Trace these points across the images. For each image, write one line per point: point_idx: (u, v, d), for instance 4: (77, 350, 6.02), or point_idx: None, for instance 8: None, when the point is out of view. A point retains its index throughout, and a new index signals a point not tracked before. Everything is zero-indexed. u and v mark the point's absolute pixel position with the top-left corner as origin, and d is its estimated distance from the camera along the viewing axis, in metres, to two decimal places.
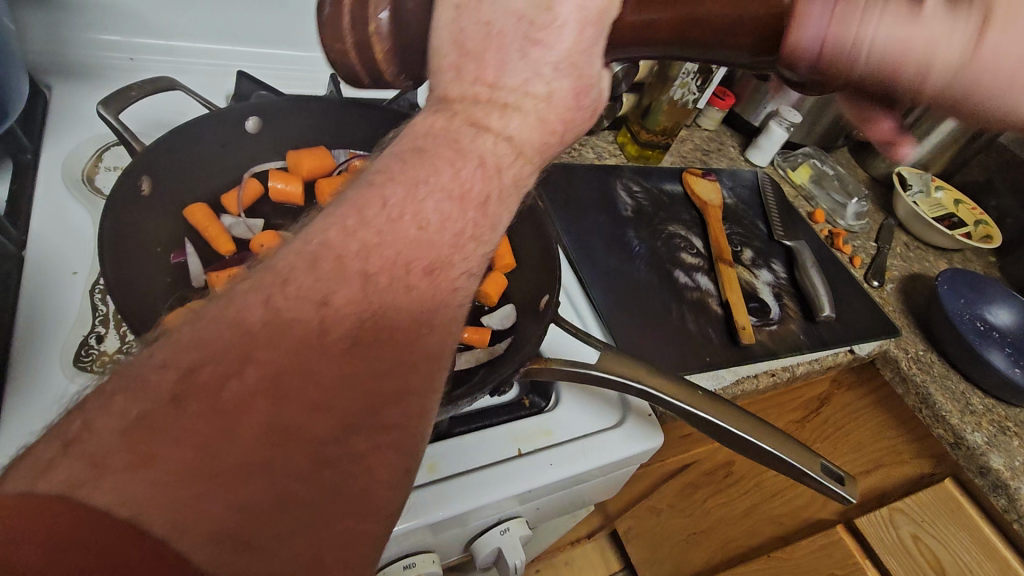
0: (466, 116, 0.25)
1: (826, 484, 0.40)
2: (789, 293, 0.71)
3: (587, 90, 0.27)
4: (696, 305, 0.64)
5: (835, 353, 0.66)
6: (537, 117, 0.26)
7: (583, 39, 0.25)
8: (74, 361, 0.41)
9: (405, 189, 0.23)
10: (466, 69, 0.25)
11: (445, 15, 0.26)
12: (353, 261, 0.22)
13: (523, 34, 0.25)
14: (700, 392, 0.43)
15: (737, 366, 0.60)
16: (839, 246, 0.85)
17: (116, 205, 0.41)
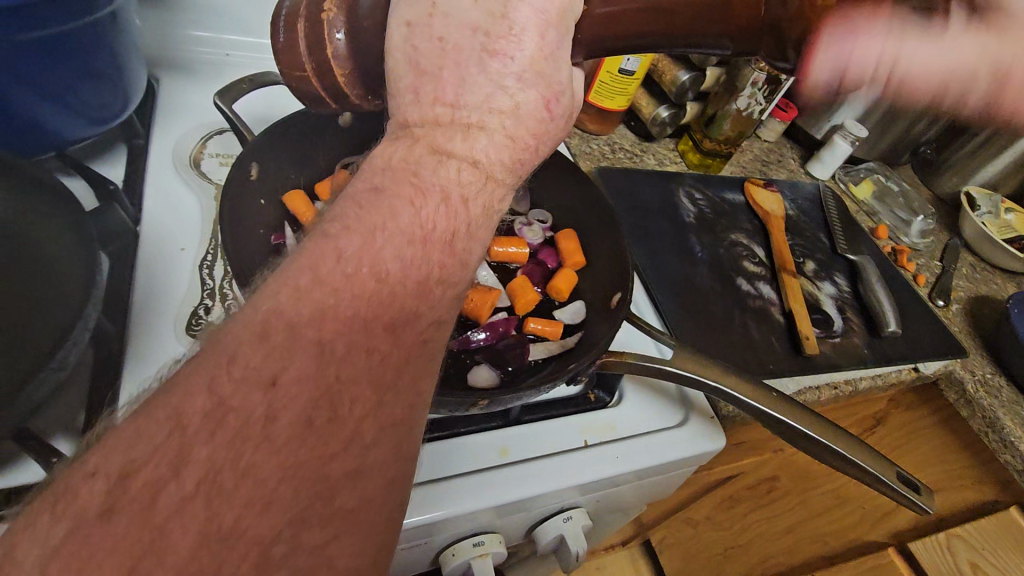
0: (427, 140, 0.27)
1: (901, 493, 0.41)
2: (852, 305, 0.70)
3: (555, 96, 0.29)
4: (759, 313, 0.64)
5: (899, 370, 0.66)
6: (503, 134, 0.28)
7: (544, 44, 0.28)
8: (186, 328, 0.45)
9: (361, 240, 0.25)
10: (422, 90, 0.28)
11: (398, 33, 0.28)
12: (306, 330, 0.23)
13: (480, 45, 0.27)
14: (771, 393, 0.44)
15: (801, 375, 0.60)
16: (903, 263, 0.84)
17: (229, 191, 0.44)
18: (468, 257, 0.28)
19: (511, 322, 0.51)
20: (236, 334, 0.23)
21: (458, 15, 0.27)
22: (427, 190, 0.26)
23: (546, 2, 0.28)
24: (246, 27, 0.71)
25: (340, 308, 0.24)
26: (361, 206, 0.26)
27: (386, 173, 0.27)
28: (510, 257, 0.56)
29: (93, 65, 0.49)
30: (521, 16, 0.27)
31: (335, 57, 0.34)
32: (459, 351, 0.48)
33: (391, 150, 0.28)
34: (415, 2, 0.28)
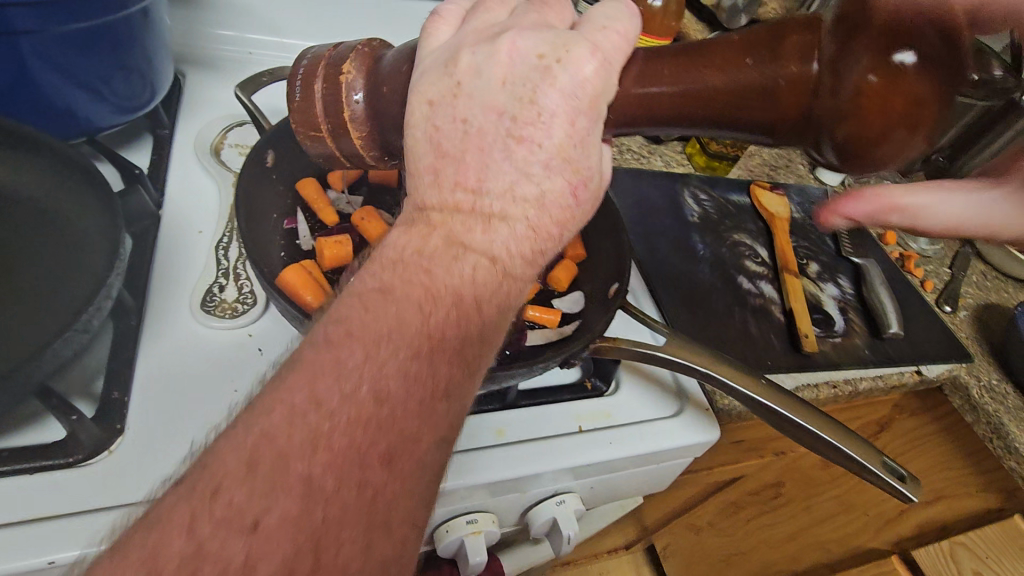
0: (445, 229, 0.32)
1: (887, 481, 0.41)
2: (856, 308, 0.71)
3: (583, 182, 0.33)
4: (759, 310, 0.65)
5: (901, 372, 0.66)
6: (525, 223, 0.32)
7: (573, 133, 0.32)
8: (201, 304, 0.47)
9: (364, 353, 0.28)
10: (444, 173, 0.33)
11: (422, 112, 0.33)
12: (296, 464, 0.25)
13: (505, 130, 0.32)
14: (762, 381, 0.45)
15: (799, 373, 0.61)
16: (911, 268, 0.84)
17: (248, 175, 0.48)
18: (469, 366, 0.31)
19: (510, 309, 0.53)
20: (224, 465, 0.25)
21: (483, 99, 0.32)
22: (437, 294, 0.30)
23: (576, 87, 0.31)
24: (273, 28, 0.74)
25: (333, 435, 0.26)
26: (368, 309, 0.29)
27: (394, 269, 0.31)
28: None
29: (128, 50, 0.52)
30: (548, 101, 0.31)
31: (353, 122, 0.39)
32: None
33: (406, 237, 0.32)
34: (441, 83, 0.33)
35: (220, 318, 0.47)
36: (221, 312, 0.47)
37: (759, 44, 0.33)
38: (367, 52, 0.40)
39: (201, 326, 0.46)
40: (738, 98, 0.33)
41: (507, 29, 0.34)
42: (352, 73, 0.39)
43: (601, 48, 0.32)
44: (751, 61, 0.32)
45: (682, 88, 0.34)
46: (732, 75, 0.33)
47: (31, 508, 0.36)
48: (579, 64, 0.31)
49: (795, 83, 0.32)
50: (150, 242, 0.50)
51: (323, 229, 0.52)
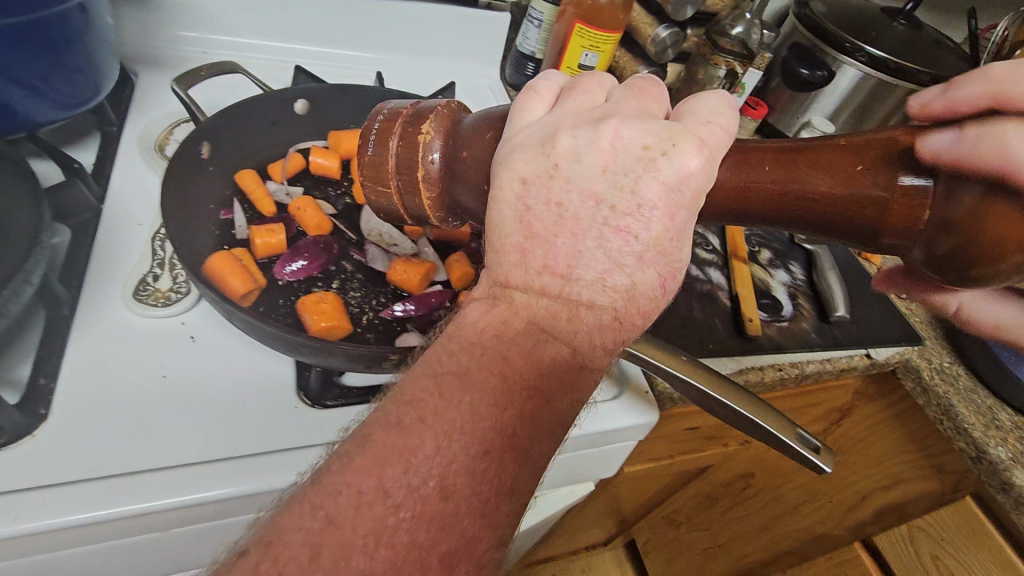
0: (525, 312, 0.32)
1: (801, 452, 0.42)
2: (806, 293, 0.71)
3: (671, 275, 0.33)
4: (705, 296, 0.66)
5: (850, 355, 0.67)
6: (612, 315, 0.33)
7: (671, 229, 0.32)
8: (133, 294, 0.48)
9: (436, 443, 0.28)
10: (531, 255, 0.32)
11: (513, 188, 0.33)
12: (357, 561, 0.26)
13: (603, 219, 0.31)
14: (684, 359, 0.45)
15: (742, 356, 0.61)
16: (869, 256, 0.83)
17: (182, 163, 0.48)
18: (537, 465, 0.31)
19: (444, 294, 0.52)
20: (289, 547, 0.25)
21: (580, 183, 0.31)
22: (515, 386, 0.30)
23: (679, 180, 0.31)
24: (226, 26, 0.75)
25: (396, 531, 0.27)
26: (442, 395, 0.29)
27: (472, 354, 0.31)
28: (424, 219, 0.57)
29: (64, 47, 0.53)
30: (649, 193, 0.31)
31: (427, 181, 0.41)
32: (388, 320, 0.49)
33: (484, 317, 0.32)
34: (537, 161, 0.33)
35: (153, 307, 0.48)
36: (155, 301, 0.48)
37: (867, 152, 0.34)
38: (446, 112, 0.41)
39: (134, 315, 0.47)
40: (844, 205, 0.34)
41: (609, 113, 0.33)
42: (430, 134, 0.40)
43: (703, 143, 0.32)
44: (863, 169, 0.33)
45: (787, 183, 0.34)
46: (841, 180, 0.33)
47: (226, 450, 0.42)
48: (683, 159, 0.31)
49: (907, 198, 0.33)
50: (91, 237, 0.51)
51: (261, 219, 0.53)
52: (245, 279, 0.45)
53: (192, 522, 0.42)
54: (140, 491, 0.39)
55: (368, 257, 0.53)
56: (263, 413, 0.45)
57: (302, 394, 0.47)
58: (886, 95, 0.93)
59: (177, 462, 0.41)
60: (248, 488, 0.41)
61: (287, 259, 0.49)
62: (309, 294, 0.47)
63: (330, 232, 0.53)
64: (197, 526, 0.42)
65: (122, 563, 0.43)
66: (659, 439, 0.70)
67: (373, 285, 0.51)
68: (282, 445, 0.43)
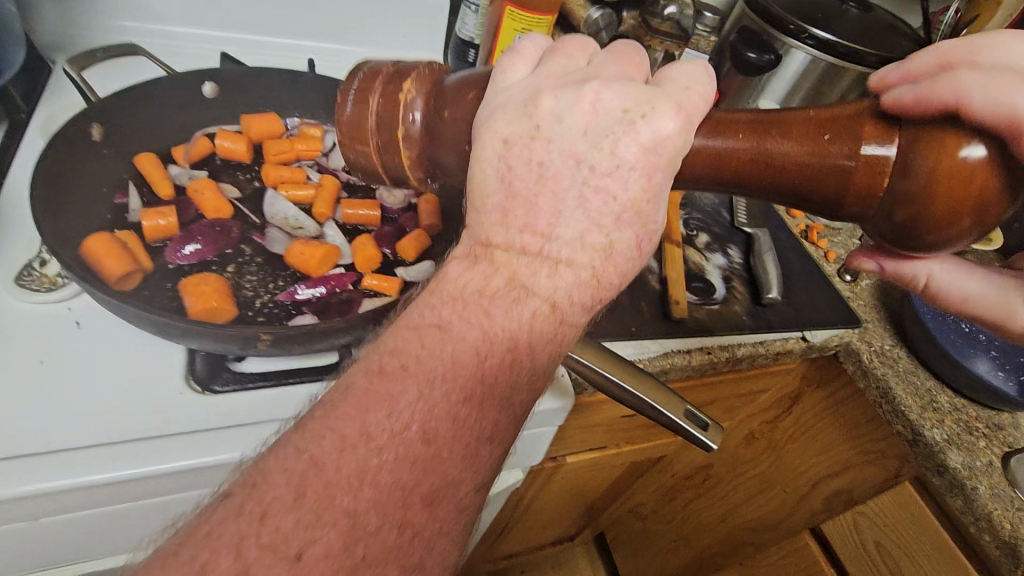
0: (508, 269, 0.33)
1: (690, 432, 0.43)
2: (741, 276, 0.70)
3: (648, 236, 0.34)
4: (635, 280, 0.64)
5: (784, 338, 0.66)
6: (590, 273, 0.33)
7: (649, 189, 0.32)
8: (18, 280, 0.47)
9: (417, 389, 0.30)
10: (513, 214, 0.33)
11: (495, 149, 0.32)
12: (341, 498, 0.27)
13: (583, 178, 0.31)
14: (586, 347, 0.43)
15: (665, 340, 0.60)
16: (814, 240, 0.81)
17: (63, 143, 0.47)
18: (516, 415, 0.33)
19: (345, 278, 0.50)
20: (273, 486, 0.27)
21: (561, 144, 0.31)
22: (495, 340, 0.31)
23: (656, 143, 0.31)
24: (153, 14, 0.72)
25: (379, 471, 0.28)
26: (424, 343, 0.31)
27: (453, 306, 0.32)
28: (333, 202, 0.56)
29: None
30: (627, 153, 0.31)
31: (406, 140, 0.38)
32: (285, 302, 0.47)
33: (469, 274, 0.33)
34: (518, 121, 0.32)
35: (38, 292, 0.46)
36: (39, 285, 0.47)
37: (834, 121, 0.32)
38: (427, 75, 0.39)
39: (17, 299, 0.46)
40: (811, 173, 0.32)
41: (590, 75, 0.32)
42: (412, 92, 0.37)
43: (682, 108, 0.31)
44: (829, 138, 0.32)
45: (758, 148, 0.33)
46: (808, 148, 0.32)
47: (173, 428, 0.42)
48: (662, 122, 0.30)
49: (868, 167, 0.32)
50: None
51: (158, 203, 0.52)
52: (123, 262, 0.44)
53: (89, 507, 0.41)
54: (33, 471, 0.38)
55: (268, 240, 0.52)
56: (153, 396, 0.43)
57: (190, 378, 0.45)
58: (836, 77, 0.91)
59: (77, 445, 0.40)
60: (134, 471, 0.39)
61: (180, 243, 0.48)
62: (192, 276, 0.45)
63: (231, 215, 0.52)
64: (92, 511, 0.41)
65: (41, 551, 0.43)
66: (611, 421, 0.69)
67: (273, 269, 0.50)
68: (175, 429, 0.42)
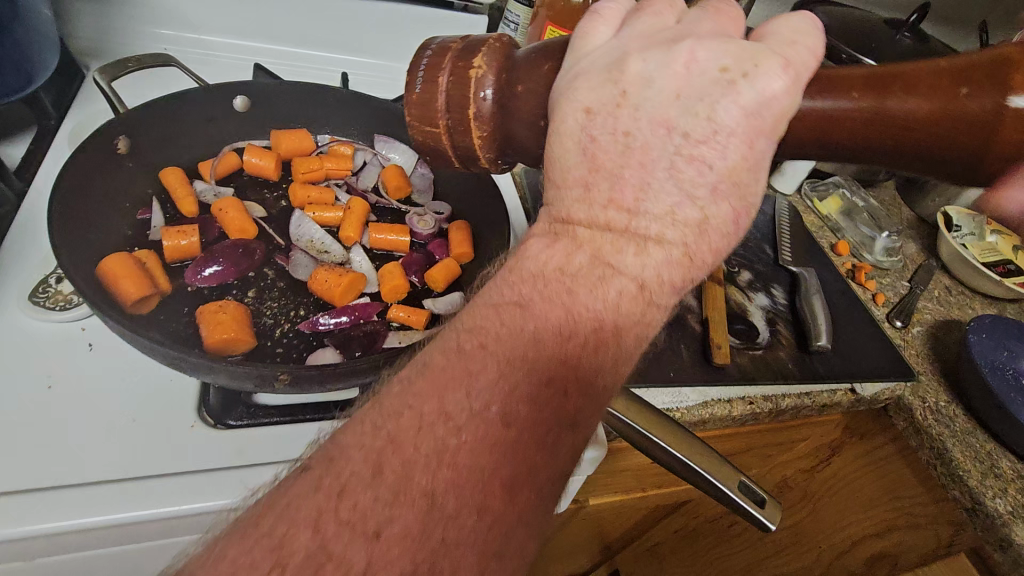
0: (591, 246, 0.27)
1: (738, 503, 0.38)
2: (786, 319, 0.66)
3: (745, 211, 0.28)
4: (673, 320, 0.60)
5: (832, 390, 0.61)
6: (682, 251, 0.27)
7: (750, 154, 0.27)
8: (31, 296, 0.45)
9: (498, 368, 0.25)
10: (596, 188, 0.28)
11: (574, 119, 0.28)
12: (419, 476, 0.24)
13: (674, 147, 0.26)
14: (632, 416, 0.39)
15: (709, 388, 0.56)
16: (862, 281, 0.75)
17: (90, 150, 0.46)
18: (600, 400, 0.28)
19: (371, 308, 0.48)
20: (351, 462, 0.24)
21: (653, 110, 0.27)
22: (579, 319, 0.26)
23: (761, 105, 0.26)
24: (190, 23, 0.72)
25: (456, 453, 0.24)
26: (504, 321, 0.26)
27: (536, 285, 0.27)
28: (361, 226, 0.54)
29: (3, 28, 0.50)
30: (727, 116, 0.26)
31: (477, 119, 0.33)
32: (306, 334, 0.45)
33: (546, 253, 0.28)
34: (604, 88, 0.28)
35: (51, 310, 0.45)
36: (53, 304, 0.45)
37: (965, 70, 0.28)
38: (499, 46, 0.34)
39: (30, 317, 0.44)
40: (940, 131, 0.28)
41: (684, 34, 0.28)
42: (483, 68, 0.32)
43: (792, 63, 0.27)
44: (968, 91, 0.27)
45: (878, 108, 0.28)
46: (936, 102, 0.27)
47: (180, 463, 0.39)
48: (769, 79, 0.26)
49: (1010, 121, 0.27)
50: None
51: (181, 221, 0.50)
52: (139, 284, 0.42)
53: (90, 547, 0.38)
54: (27, 511, 0.35)
55: (291, 264, 0.49)
56: (163, 427, 0.41)
57: (201, 412, 0.42)
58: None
59: (82, 479, 0.37)
60: (141, 512, 0.36)
61: (200, 263, 0.46)
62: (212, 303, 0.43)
63: (255, 237, 0.50)
64: (91, 552, 0.38)
65: None
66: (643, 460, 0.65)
67: (296, 293, 0.48)
68: (188, 467, 0.39)
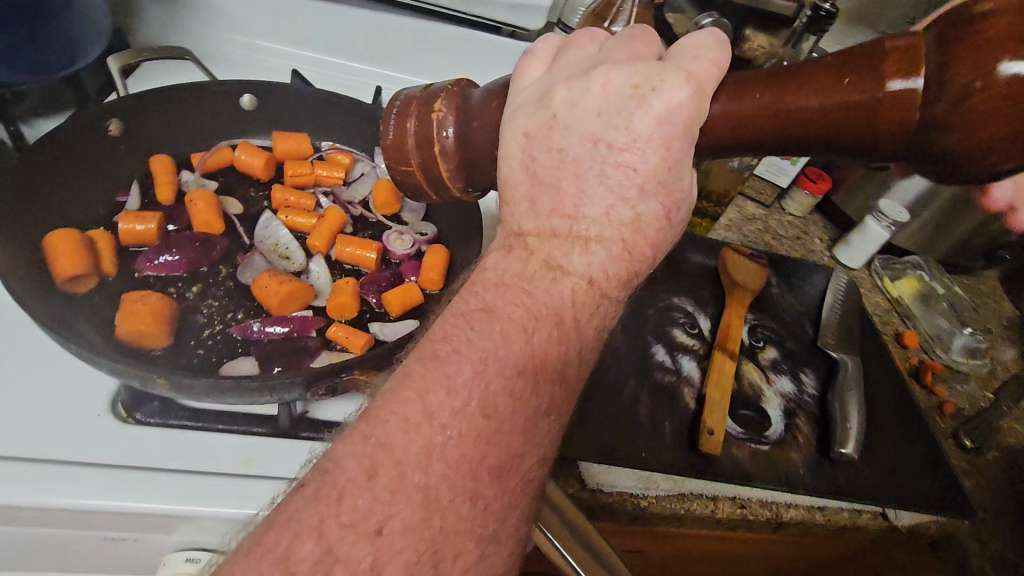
0: (542, 253, 0.28)
1: None
2: (811, 411, 0.52)
3: (676, 207, 0.27)
4: (665, 391, 0.50)
5: (855, 510, 0.48)
6: (621, 247, 0.27)
7: (669, 156, 0.26)
8: None
9: (472, 369, 0.25)
10: (540, 201, 0.28)
11: (515, 143, 0.28)
12: (413, 474, 0.23)
13: (602, 158, 0.26)
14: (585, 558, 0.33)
15: (684, 476, 0.46)
16: (927, 381, 0.59)
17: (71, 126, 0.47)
18: (572, 388, 0.28)
19: (310, 322, 0.46)
20: (346, 470, 0.23)
21: (578, 127, 0.26)
22: (539, 317, 0.26)
23: (671, 116, 0.25)
24: None
25: (445, 448, 0.24)
26: (473, 327, 0.26)
27: (498, 291, 0.27)
28: (334, 236, 0.51)
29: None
30: (642, 125, 0.25)
31: (440, 155, 0.31)
32: (235, 339, 0.44)
33: (505, 263, 0.28)
34: (535, 113, 0.28)
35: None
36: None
37: (854, 59, 0.25)
38: (457, 92, 0.32)
39: None
40: (834, 124, 0.25)
41: (605, 57, 0.27)
42: (445, 110, 0.31)
43: (695, 75, 0.25)
44: (851, 80, 0.25)
45: (772, 106, 0.26)
46: (827, 94, 0.25)
47: (89, 453, 0.36)
48: (674, 91, 0.25)
49: (898, 107, 0.24)
50: None
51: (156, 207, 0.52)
52: (77, 262, 0.43)
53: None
54: None
55: (246, 262, 0.48)
56: (77, 408, 0.39)
57: (115, 402, 0.40)
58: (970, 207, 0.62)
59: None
60: (39, 500, 0.34)
61: (156, 251, 0.47)
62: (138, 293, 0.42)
63: (221, 232, 0.50)
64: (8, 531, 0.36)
65: None
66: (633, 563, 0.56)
67: (240, 296, 0.47)
68: (95, 458, 0.36)
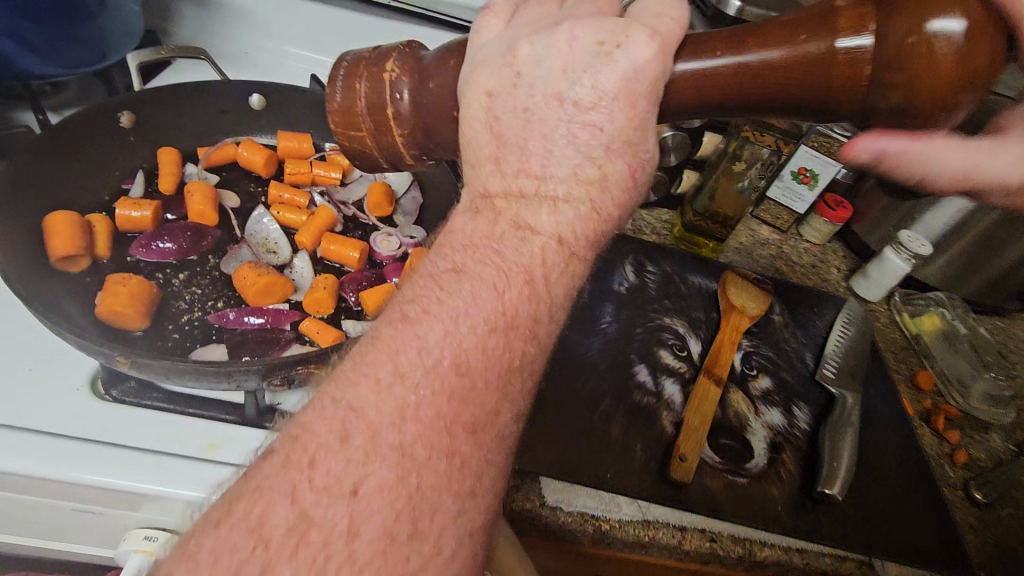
0: (510, 214, 0.26)
1: None
2: (800, 448, 0.48)
3: (642, 167, 0.26)
4: (642, 412, 0.47)
5: (840, 557, 0.43)
6: (590, 206, 0.26)
7: (635, 114, 0.25)
8: None
9: (442, 328, 0.23)
10: (506, 162, 0.26)
11: (478, 103, 0.27)
12: (386, 433, 0.21)
13: (568, 116, 0.25)
14: None
15: (658, 505, 0.42)
16: (940, 428, 0.54)
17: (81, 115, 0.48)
18: (550, 344, 0.26)
19: (285, 316, 0.45)
20: (315, 434, 0.21)
21: (543, 85, 0.25)
22: (512, 275, 0.24)
23: (633, 77, 0.24)
24: None
25: (419, 408, 0.22)
26: (443, 287, 0.24)
27: (468, 251, 0.25)
28: (321, 235, 0.51)
29: (26, 18, 0.46)
30: (606, 82, 0.24)
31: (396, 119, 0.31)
32: (210, 325, 0.43)
33: (472, 225, 0.26)
34: (500, 70, 0.26)
35: None
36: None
37: (807, 19, 0.25)
38: (411, 52, 0.32)
39: None
40: (790, 82, 0.25)
41: (567, 15, 0.26)
42: (397, 71, 0.31)
43: (659, 35, 0.24)
44: (807, 36, 0.25)
45: (735, 64, 0.26)
46: (784, 51, 0.25)
47: (58, 425, 0.36)
48: (639, 49, 0.24)
49: (843, 61, 0.24)
50: None
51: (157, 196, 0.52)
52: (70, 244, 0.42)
53: None
54: None
55: (233, 254, 0.48)
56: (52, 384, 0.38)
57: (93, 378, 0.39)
58: (1006, 241, 0.58)
59: None
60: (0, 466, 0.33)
61: (153, 238, 0.46)
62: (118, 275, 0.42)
63: (214, 224, 0.50)
64: None
65: None
66: None
67: (223, 286, 0.46)
68: (63, 431, 0.35)
